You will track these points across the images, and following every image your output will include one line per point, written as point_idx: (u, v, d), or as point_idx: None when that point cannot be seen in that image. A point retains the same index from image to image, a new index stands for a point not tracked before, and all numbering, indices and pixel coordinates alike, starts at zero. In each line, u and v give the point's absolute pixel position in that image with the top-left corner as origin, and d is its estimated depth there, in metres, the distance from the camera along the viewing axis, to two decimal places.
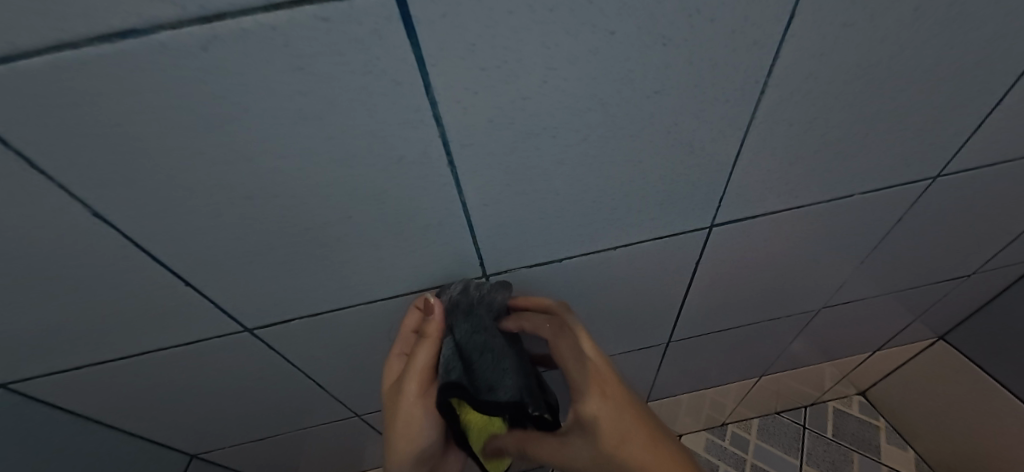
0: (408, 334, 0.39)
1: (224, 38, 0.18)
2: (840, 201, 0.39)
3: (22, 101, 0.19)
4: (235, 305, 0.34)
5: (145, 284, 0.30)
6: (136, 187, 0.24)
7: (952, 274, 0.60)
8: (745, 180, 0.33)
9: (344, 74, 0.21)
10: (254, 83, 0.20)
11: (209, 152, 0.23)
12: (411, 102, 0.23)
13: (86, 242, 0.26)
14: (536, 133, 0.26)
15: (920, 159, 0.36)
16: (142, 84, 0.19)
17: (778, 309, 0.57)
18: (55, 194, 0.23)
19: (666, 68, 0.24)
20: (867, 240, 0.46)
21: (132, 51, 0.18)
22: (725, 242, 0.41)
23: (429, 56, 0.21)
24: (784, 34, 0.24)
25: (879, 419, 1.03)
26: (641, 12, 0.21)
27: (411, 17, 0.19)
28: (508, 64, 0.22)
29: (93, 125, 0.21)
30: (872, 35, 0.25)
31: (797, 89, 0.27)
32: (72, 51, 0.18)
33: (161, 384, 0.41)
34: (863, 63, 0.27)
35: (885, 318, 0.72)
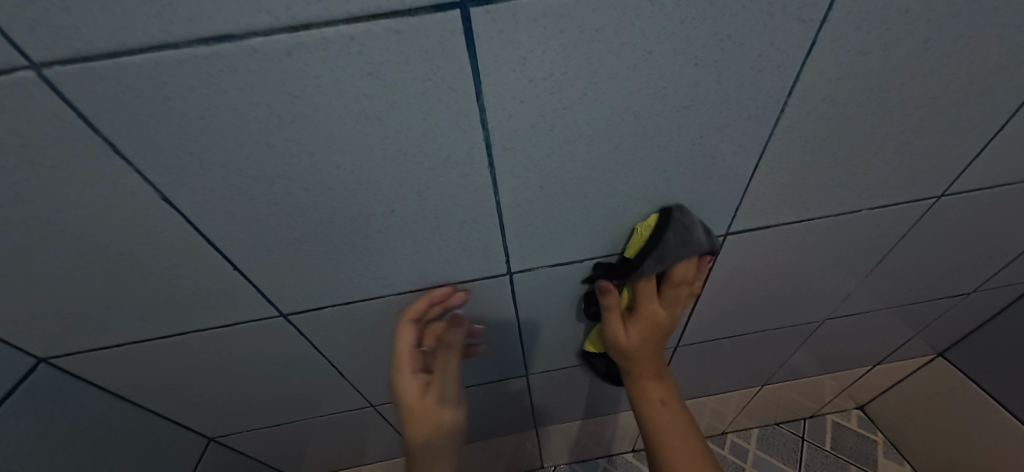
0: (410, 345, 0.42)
1: (306, 45, 0.21)
2: (849, 215, 0.41)
3: (120, 93, 0.21)
4: (275, 290, 0.36)
5: (197, 266, 0.32)
6: (205, 175, 0.26)
7: (953, 291, 0.62)
8: (761, 191, 0.35)
9: (408, 80, 0.23)
10: (326, 85, 0.23)
11: (277, 145, 0.25)
12: (463, 108, 0.25)
13: (153, 224, 0.28)
14: (573, 139, 0.28)
15: (924, 179, 0.38)
16: (229, 83, 0.22)
17: (784, 319, 0.59)
18: (131, 179, 0.25)
19: (697, 86, 0.26)
20: (873, 254, 0.48)
21: (224, 54, 0.20)
22: (738, 250, 0.43)
23: (484, 66, 0.23)
24: (805, 59, 0.26)
25: (877, 434, 1.04)
26: (678, 34, 0.23)
27: (473, 32, 0.21)
28: (554, 77, 0.24)
29: (178, 117, 0.23)
30: (884, 62, 0.27)
31: (814, 110, 0.29)
32: (173, 51, 0.20)
33: (194, 365, 0.43)
34: (876, 88, 0.29)
35: (887, 333, 0.74)
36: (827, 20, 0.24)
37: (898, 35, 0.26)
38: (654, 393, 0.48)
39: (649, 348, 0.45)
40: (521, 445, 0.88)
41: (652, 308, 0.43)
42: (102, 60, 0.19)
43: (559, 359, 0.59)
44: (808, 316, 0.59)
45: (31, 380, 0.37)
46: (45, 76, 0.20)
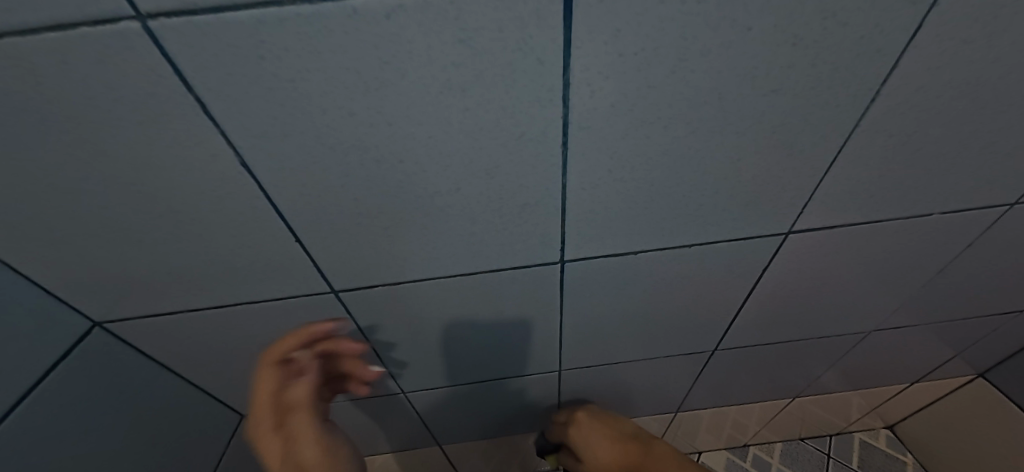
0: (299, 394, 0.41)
1: (407, 8, 0.20)
2: (917, 219, 0.39)
3: (217, 51, 0.21)
4: (330, 265, 0.36)
5: (262, 237, 0.32)
6: (283, 140, 0.26)
7: (1007, 308, 0.59)
8: (832, 188, 0.34)
9: (497, 50, 0.23)
10: (418, 51, 0.22)
11: (359, 114, 0.25)
12: (547, 82, 0.25)
13: (225, 190, 0.28)
14: (650, 122, 0.28)
15: (1003, 183, 0.36)
16: (323, 45, 0.21)
17: (828, 328, 0.57)
18: (215, 141, 0.25)
19: (788, 69, 0.25)
20: (934, 263, 0.46)
21: (323, 14, 0.20)
22: (796, 252, 0.41)
23: (576, 38, 0.23)
24: (907, 44, 0.25)
25: (906, 455, 1.01)
26: (781, 12, 0.22)
27: (573, 0, 0.21)
28: (645, 53, 0.24)
29: (269, 80, 0.23)
30: (986, 54, 0.26)
31: (904, 101, 0.28)
32: (277, 9, 0.19)
33: (238, 338, 0.43)
34: (971, 81, 0.28)
35: (930, 349, 0.71)
36: (938, 3, 0.23)
37: (1007, 24, 0.24)
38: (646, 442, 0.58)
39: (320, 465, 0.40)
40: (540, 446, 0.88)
41: (597, 443, 0.62)
42: (206, 14, 0.19)
43: (593, 358, 0.58)
44: (853, 327, 0.57)
45: (87, 342, 0.38)
46: (149, 29, 0.20)
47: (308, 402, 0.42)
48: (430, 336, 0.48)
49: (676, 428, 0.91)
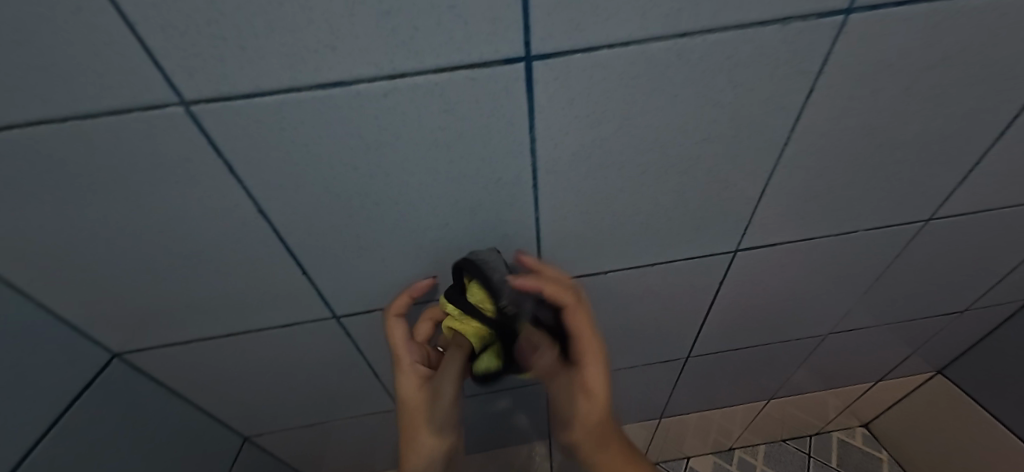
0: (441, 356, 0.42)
1: (401, 88, 0.26)
2: (846, 235, 0.45)
3: (244, 126, 0.26)
4: (332, 293, 0.40)
5: (271, 271, 0.37)
6: (295, 190, 0.30)
7: (948, 309, 0.66)
8: (768, 212, 0.40)
9: (475, 115, 0.28)
10: (410, 119, 0.28)
11: (360, 168, 0.30)
12: (517, 138, 0.30)
13: (241, 232, 0.33)
14: (606, 166, 0.33)
15: (915, 203, 0.42)
16: (333, 118, 0.27)
17: (789, 332, 0.62)
18: (235, 193, 0.30)
19: (713, 122, 0.31)
20: (871, 271, 0.52)
21: (336, 95, 0.25)
22: (747, 266, 0.47)
23: (538, 106, 0.28)
24: (805, 101, 0.30)
25: (882, 452, 1.06)
26: (698, 82, 0.28)
27: (533, 79, 0.27)
28: (595, 114, 0.29)
29: (286, 144, 0.27)
30: (873, 106, 0.32)
31: (814, 143, 0.34)
32: (296, 93, 0.25)
33: (245, 363, 0.47)
34: (867, 126, 0.33)
35: (888, 348, 0.77)
36: (822, 73, 0.29)
37: (883, 84, 0.30)
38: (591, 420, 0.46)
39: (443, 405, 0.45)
40: (534, 458, 0.91)
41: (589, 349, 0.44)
42: (239, 100, 0.24)
43: None
44: (811, 330, 0.63)
45: (106, 372, 0.41)
46: (191, 111, 0.25)
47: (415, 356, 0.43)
48: None
49: (663, 434, 0.95)
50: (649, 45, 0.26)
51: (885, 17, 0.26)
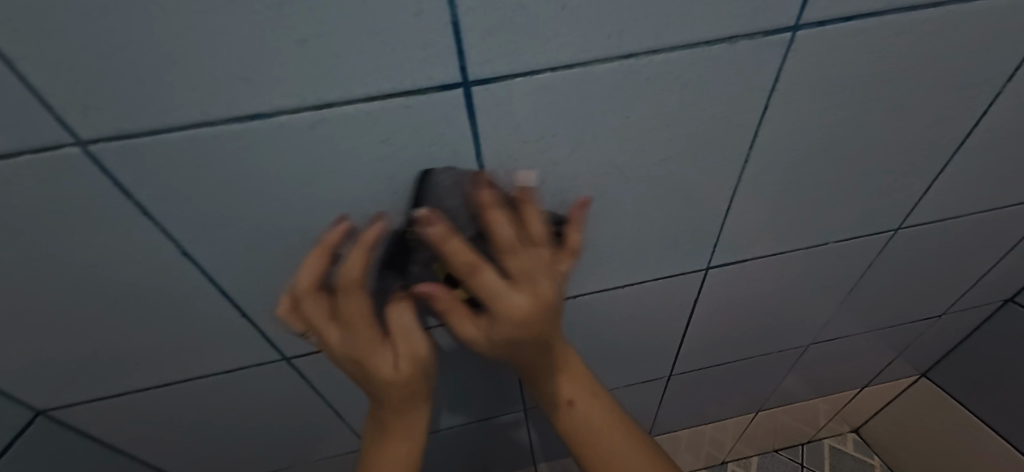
0: (402, 310, 0.29)
1: (329, 119, 0.24)
2: (817, 248, 0.44)
3: (155, 163, 0.24)
4: (278, 334, 0.38)
5: (207, 316, 0.34)
6: (225, 229, 0.28)
7: (925, 314, 0.65)
8: (735, 229, 0.39)
9: (415, 144, 0.26)
10: (344, 151, 0.26)
11: (295, 204, 0.28)
12: (464, 166, 0.28)
13: (167, 277, 0.30)
14: (563, 191, 0.31)
15: (882, 213, 0.42)
16: (257, 153, 0.24)
17: (770, 345, 0.61)
18: (155, 237, 0.27)
19: (670, 143, 0.30)
20: (845, 282, 0.51)
21: (256, 129, 0.23)
22: (720, 283, 0.46)
23: (482, 132, 0.27)
24: (761, 118, 0.30)
25: (874, 458, 1.05)
26: (649, 103, 0.27)
27: (474, 105, 0.25)
28: (545, 138, 0.28)
29: (205, 183, 0.25)
30: (829, 120, 0.31)
31: (774, 159, 0.33)
32: (210, 128, 0.23)
33: (191, 411, 0.44)
34: (827, 140, 0.33)
35: (871, 354, 0.76)
36: (774, 91, 0.28)
37: (837, 100, 0.30)
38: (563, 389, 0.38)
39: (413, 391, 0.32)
40: None
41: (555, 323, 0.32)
42: (144, 137, 0.22)
43: None
44: (792, 342, 0.62)
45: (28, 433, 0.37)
46: (90, 151, 0.22)
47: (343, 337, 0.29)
48: None
49: None
50: (595, 68, 0.24)
51: (834, 32, 0.25)
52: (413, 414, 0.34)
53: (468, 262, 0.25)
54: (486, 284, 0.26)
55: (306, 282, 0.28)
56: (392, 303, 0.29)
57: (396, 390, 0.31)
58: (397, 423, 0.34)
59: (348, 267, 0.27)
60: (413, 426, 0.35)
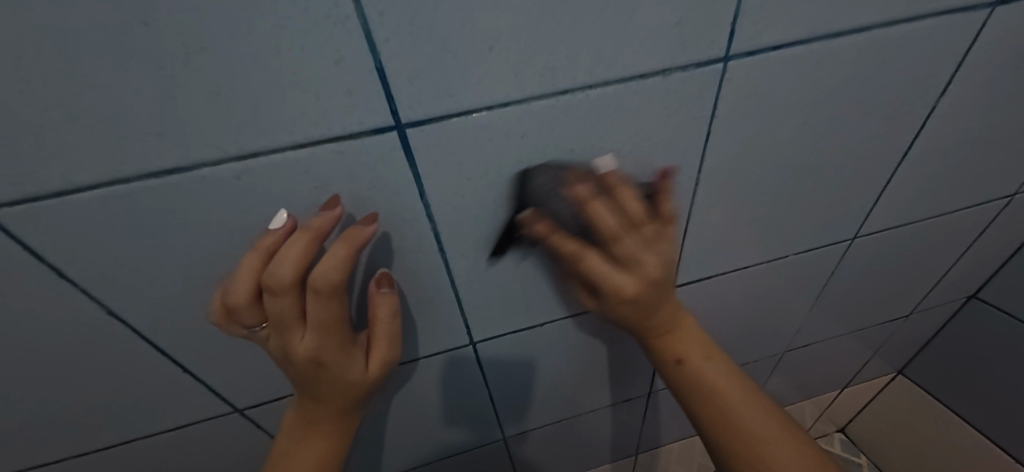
0: (389, 318, 0.30)
1: (255, 169, 0.23)
2: (779, 260, 0.44)
3: (67, 224, 0.22)
4: (227, 385, 0.37)
5: (146, 373, 0.33)
6: (158, 281, 0.27)
7: (894, 314, 0.66)
8: (695, 248, 0.39)
9: (353, 188, 0.25)
10: (276, 200, 0.25)
11: (230, 254, 0.27)
12: (408, 206, 0.28)
13: (97, 338, 0.29)
14: (516, 223, 0.31)
15: (838, 225, 0.42)
16: (180, 207, 0.23)
17: (747, 355, 0.61)
18: (78, 298, 0.26)
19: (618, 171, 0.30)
20: (812, 290, 0.51)
21: (176, 183, 0.22)
22: (688, 300, 0.45)
23: (424, 172, 0.26)
24: (706, 143, 0.30)
25: (861, 457, 1.06)
26: (592, 134, 0.27)
27: (411, 147, 0.24)
28: (490, 174, 0.27)
29: (127, 240, 0.24)
30: (773, 141, 0.31)
31: (725, 181, 0.33)
32: (123, 185, 0.21)
33: (142, 466, 0.42)
34: (774, 160, 0.33)
35: (847, 356, 0.77)
36: (714, 117, 0.28)
37: (778, 122, 0.30)
38: (680, 355, 0.38)
39: (362, 396, 0.34)
40: None
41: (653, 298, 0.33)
42: (49, 199, 0.21)
43: (534, 418, 0.59)
44: (767, 350, 0.62)
45: None
46: None
47: (319, 342, 0.28)
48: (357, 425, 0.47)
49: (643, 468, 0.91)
50: (532, 104, 0.24)
51: (764, 60, 0.26)
52: (350, 417, 0.36)
53: (611, 231, 0.27)
54: (623, 250, 0.29)
55: (281, 278, 0.24)
56: (378, 310, 0.30)
57: (346, 393, 0.32)
58: (334, 427, 0.35)
59: (332, 264, 0.25)
60: (343, 429, 0.36)
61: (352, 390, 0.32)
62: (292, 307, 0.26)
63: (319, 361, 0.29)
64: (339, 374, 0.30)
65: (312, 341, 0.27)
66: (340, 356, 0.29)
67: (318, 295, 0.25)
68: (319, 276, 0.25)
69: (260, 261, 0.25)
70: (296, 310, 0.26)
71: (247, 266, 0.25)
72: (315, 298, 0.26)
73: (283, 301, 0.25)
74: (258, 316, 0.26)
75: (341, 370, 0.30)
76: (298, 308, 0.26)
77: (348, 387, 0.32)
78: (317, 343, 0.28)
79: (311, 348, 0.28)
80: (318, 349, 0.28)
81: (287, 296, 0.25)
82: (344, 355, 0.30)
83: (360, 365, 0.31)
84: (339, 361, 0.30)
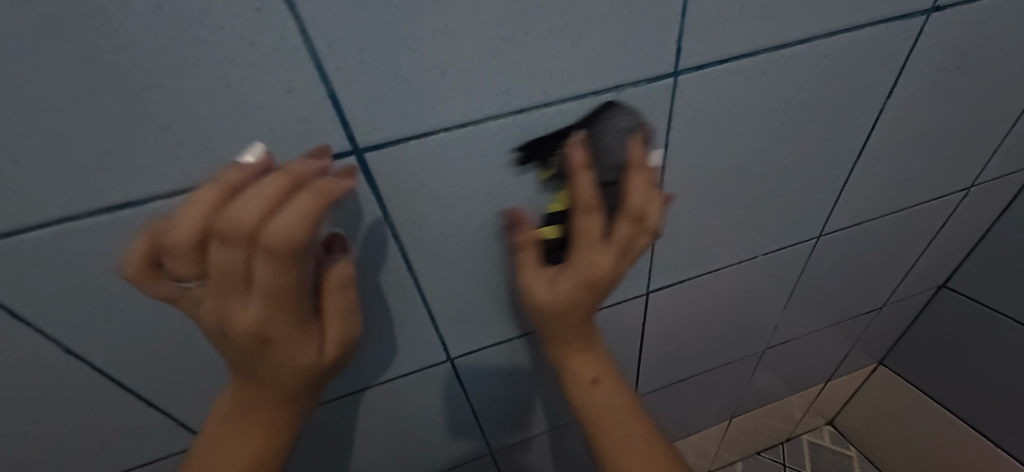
0: (343, 290, 0.24)
1: None
2: (749, 262, 0.45)
3: (15, 263, 0.22)
4: (196, 416, 0.36)
5: (110, 408, 0.32)
6: (118, 315, 0.26)
7: (868, 307, 0.68)
8: (665, 254, 0.40)
9: None
10: None
11: None
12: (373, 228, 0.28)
13: (55, 377, 0.28)
14: (482, 237, 0.32)
15: (802, 225, 0.44)
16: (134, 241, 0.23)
17: (727, 355, 0.62)
18: (31, 338, 0.25)
19: None
20: (784, 289, 0.53)
21: (127, 218, 0.22)
22: (664, 304, 0.46)
23: (386, 194, 0.26)
24: (665, 153, 0.31)
25: (850, 448, 1.07)
26: (553, 150, 0.27)
27: (371, 171, 0.25)
28: (453, 192, 0.28)
29: (81, 277, 0.23)
30: (730, 149, 0.32)
31: (686, 188, 0.34)
32: (72, 223, 0.21)
33: None
34: (732, 166, 0.34)
35: (827, 349, 0.78)
36: (670, 129, 0.29)
37: (731, 131, 0.31)
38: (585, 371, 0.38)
39: (304, 384, 0.27)
40: None
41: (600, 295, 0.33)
42: None
43: (520, 429, 0.59)
44: (748, 349, 0.63)
45: None
46: None
47: (270, 319, 0.20)
48: (339, 448, 0.47)
49: None
50: (490, 124, 0.25)
51: (712, 73, 0.27)
52: (286, 409, 0.29)
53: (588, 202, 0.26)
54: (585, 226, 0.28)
55: (238, 229, 0.15)
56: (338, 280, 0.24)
57: (293, 377, 0.26)
58: (279, 417, 0.29)
59: (293, 224, 0.16)
60: (287, 420, 0.29)
61: (294, 376, 0.26)
62: (239, 270, 0.17)
63: (262, 340, 0.21)
64: (284, 357, 0.24)
65: (262, 317, 0.20)
66: (290, 337, 0.23)
67: (274, 265, 0.17)
68: (276, 240, 0.15)
69: (220, 196, 0.16)
70: (244, 276, 0.17)
71: (196, 200, 0.16)
72: (267, 266, 0.17)
73: (225, 261, 0.16)
74: (191, 272, 0.17)
75: (285, 353, 0.24)
76: (245, 275, 0.17)
77: (290, 372, 0.25)
78: (265, 319, 0.20)
79: (258, 325, 0.20)
80: (266, 326, 0.21)
81: (231, 255, 0.16)
82: (296, 336, 0.23)
83: (311, 349, 0.25)
84: (288, 343, 0.23)
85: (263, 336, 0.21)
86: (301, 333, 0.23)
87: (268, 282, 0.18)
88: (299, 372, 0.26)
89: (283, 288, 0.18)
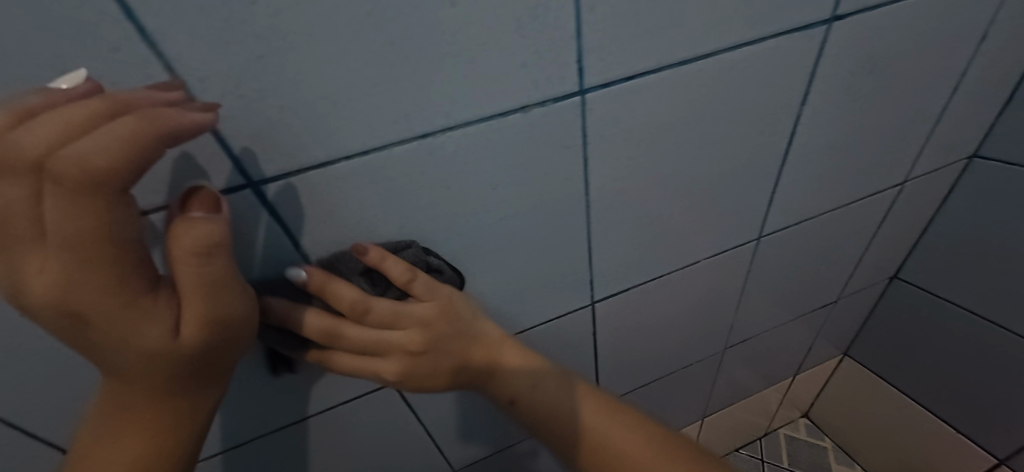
0: (205, 260, 0.18)
1: None
2: (692, 267, 0.46)
3: None
4: None
5: (19, 460, 0.30)
6: (8, 368, 0.25)
7: (823, 301, 0.70)
8: (604, 264, 0.40)
9: None
10: None
11: None
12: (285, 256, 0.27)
13: None
14: None
15: (739, 228, 0.45)
16: None
17: (687, 357, 0.63)
18: None
19: (502, 203, 0.30)
20: (734, 290, 0.53)
21: None
22: (612, 314, 0.46)
23: (292, 224, 0.26)
24: (585, 168, 0.31)
25: (825, 440, 1.09)
26: (466, 171, 0.27)
27: (271, 202, 0.24)
28: (366, 218, 0.27)
29: None
30: (651, 160, 0.33)
31: (614, 200, 0.34)
32: None
33: None
34: (657, 177, 0.34)
35: (791, 345, 0.80)
36: (586, 144, 0.29)
37: (649, 144, 0.32)
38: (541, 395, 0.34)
39: (177, 383, 0.21)
40: None
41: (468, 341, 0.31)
42: None
43: (483, 445, 0.58)
44: (707, 350, 0.64)
45: None
46: None
47: (83, 282, 0.16)
48: None
49: None
50: (395, 149, 0.25)
51: (620, 90, 0.27)
52: (172, 420, 0.23)
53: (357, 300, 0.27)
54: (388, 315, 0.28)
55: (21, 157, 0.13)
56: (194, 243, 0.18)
57: (159, 371, 0.20)
58: (155, 425, 0.22)
59: (102, 145, 0.14)
60: (176, 422, 0.23)
61: (160, 372, 0.20)
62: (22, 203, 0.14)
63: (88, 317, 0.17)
64: (128, 341, 0.18)
65: (70, 279, 0.15)
66: (129, 313, 0.17)
67: (68, 200, 0.14)
68: (73, 163, 0.13)
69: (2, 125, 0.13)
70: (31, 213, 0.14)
71: None
72: (62, 203, 0.14)
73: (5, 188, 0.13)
74: None
75: (130, 337, 0.18)
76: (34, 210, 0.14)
77: (149, 367, 0.20)
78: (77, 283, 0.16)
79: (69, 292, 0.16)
80: (80, 294, 0.16)
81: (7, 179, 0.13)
82: (138, 314, 0.18)
83: (170, 336, 0.19)
84: (130, 323, 0.18)
85: (86, 310, 0.16)
86: (148, 311, 0.18)
87: (65, 221, 0.14)
88: (164, 367, 0.20)
89: (84, 228, 0.15)
